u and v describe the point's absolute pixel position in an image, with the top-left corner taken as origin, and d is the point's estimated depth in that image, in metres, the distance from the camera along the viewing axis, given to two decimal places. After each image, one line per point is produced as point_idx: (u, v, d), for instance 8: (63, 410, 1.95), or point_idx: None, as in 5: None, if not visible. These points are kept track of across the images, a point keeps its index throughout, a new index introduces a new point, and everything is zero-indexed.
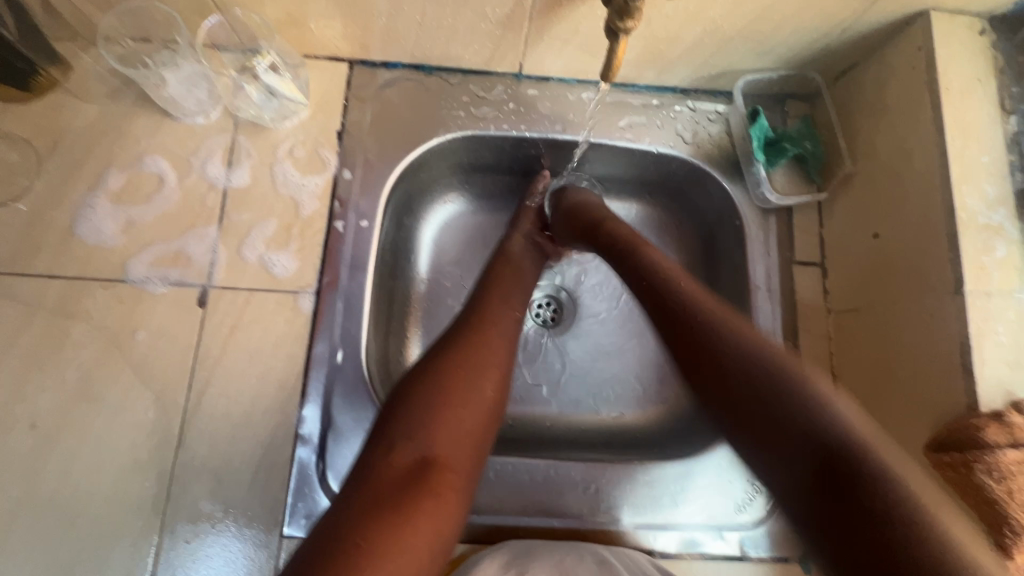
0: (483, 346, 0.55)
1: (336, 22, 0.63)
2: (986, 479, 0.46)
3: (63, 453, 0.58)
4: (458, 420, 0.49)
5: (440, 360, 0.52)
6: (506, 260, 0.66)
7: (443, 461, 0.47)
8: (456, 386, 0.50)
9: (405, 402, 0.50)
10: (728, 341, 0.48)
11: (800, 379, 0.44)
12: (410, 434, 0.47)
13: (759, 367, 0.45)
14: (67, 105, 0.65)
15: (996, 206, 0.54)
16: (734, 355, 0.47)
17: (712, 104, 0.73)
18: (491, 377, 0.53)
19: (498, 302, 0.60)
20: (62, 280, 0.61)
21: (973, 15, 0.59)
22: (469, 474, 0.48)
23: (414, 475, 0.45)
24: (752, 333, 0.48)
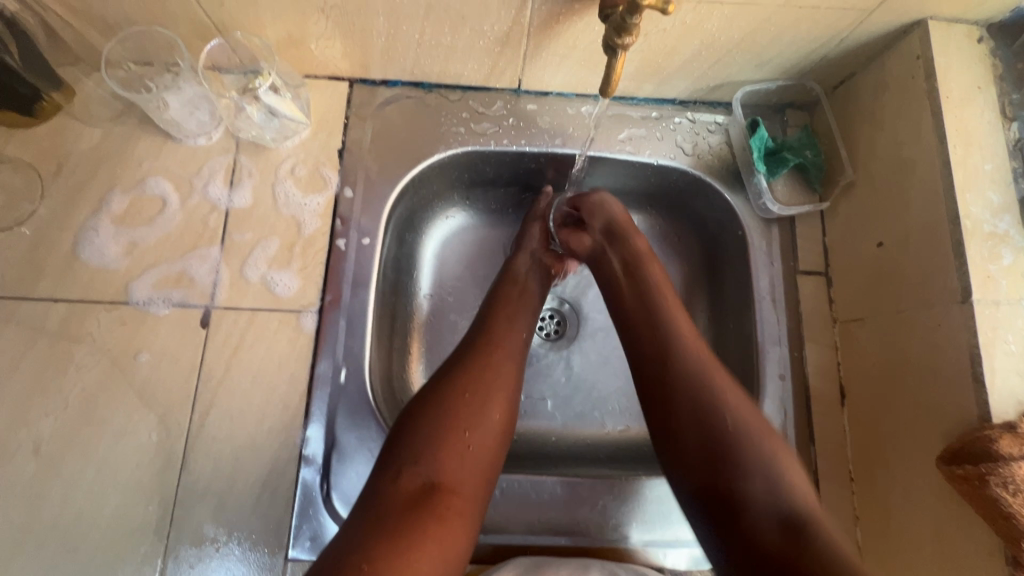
0: (489, 368, 0.54)
1: (335, 42, 0.64)
2: (1001, 492, 0.46)
3: (66, 477, 0.58)
4: (464, 444, 0.49)
5: (446, 381, 0.52)
6: (512, 278, 0.66)
7: (448, 485, 0.46)
8: (463, 409, 0.50)
9: (412, 425, 0.49)
10: (721, 403, 0.52)
11: (766, 455, 0.50)
12: (416, 458, 0.47)
13: (743, 439, 0.50)
14: (70, 129, 0.66)
15: (1002, 214, 0.54)
16: (726, 418, 0.51)
17: (711, 115, 0.73)
18: (498, 400, 0.52)
19: (502, 320, 0.60)
20: (65, 304, 0.61)
21: (971, 23, 0.59)
22: (474, 496, 0.48)
23: (420, 501, 0.44)
24: (738, 397, 0.53)
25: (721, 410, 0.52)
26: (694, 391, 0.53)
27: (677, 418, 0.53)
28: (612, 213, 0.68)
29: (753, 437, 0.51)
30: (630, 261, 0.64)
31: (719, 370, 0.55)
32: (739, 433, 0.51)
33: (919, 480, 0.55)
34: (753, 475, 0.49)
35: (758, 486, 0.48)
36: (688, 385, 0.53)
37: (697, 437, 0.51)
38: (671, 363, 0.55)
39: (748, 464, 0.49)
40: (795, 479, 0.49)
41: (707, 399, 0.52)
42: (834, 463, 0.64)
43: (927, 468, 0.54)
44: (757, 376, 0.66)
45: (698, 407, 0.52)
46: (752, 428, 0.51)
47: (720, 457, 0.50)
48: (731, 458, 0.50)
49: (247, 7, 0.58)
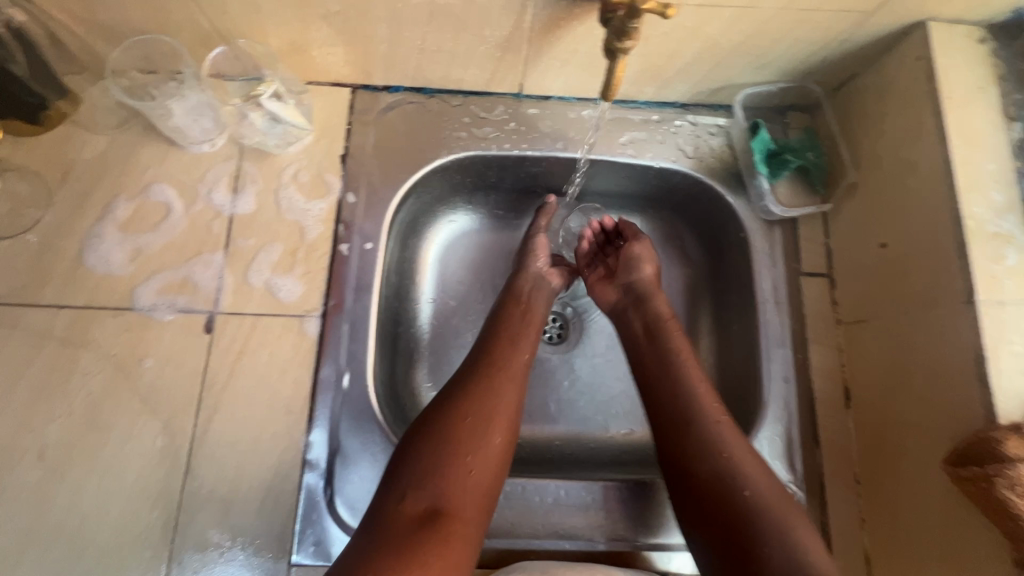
0: (492, 393, 0.54)
1: (337, 49, 0.64)
2: (1008, 494, 0.45)
3: (71, 483, 0.58)
4: (467, 469, 0.49)
5: (450, 403, 0.52)
6: (515, 299, 0.66)
7: (450, 510, 0.46)
8: (466, 434, 0.50)
9: (415, 448, 0.50)
10: (745, 472, 0.50)
11: (785, 525, 0.47)
12: (419, 483, 0.47)
13: (765, 510, 0.48)
14: (76, 137, 0.66)
15: (1005, 214, 0.53)
16: (747, 486, 0.49)
17: (712, 118, 0.73)
18: (500, 425, 0.52)
19: (504, 340, 0.60)
20: (71, 310, 0.62)
21: (971, 24, 0.59)
22: (476, 521, 0.48)
23: (422, 527, 0.45)
24: (759, 466, 0.51)
25: (740, 476, 0.50)
26: (714, 455, 0.52)
27: (700, 479, 0.51)
28: (644, 273, 0.68)
29: (774, 507, 0.48)
30: (652, 322, 0.63)
31: (736, 434, 0.53)
32: (760, 503, 0.48)
33: (925, 483, 0.55)
34: (772, 543, 0.46)
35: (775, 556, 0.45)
36: (707, 449, 0.52)
37: (715, 504, 0.50)
38: (692, 426, 0.54)
39: (768, 533, 0.47)
40: (815, 554, 0.46)
41: (726, 463, 0.51)
42: (839, 465, 0.63)
43: (933, 470, 0.54)
44: (761, 379, 0.66)
45: (718, 473, 0.51)
46: (772, 496, 0.49)
47: (740, 526, 0.48)
48: (751, 526, 0.48)
49: (250, 14, 0.58)
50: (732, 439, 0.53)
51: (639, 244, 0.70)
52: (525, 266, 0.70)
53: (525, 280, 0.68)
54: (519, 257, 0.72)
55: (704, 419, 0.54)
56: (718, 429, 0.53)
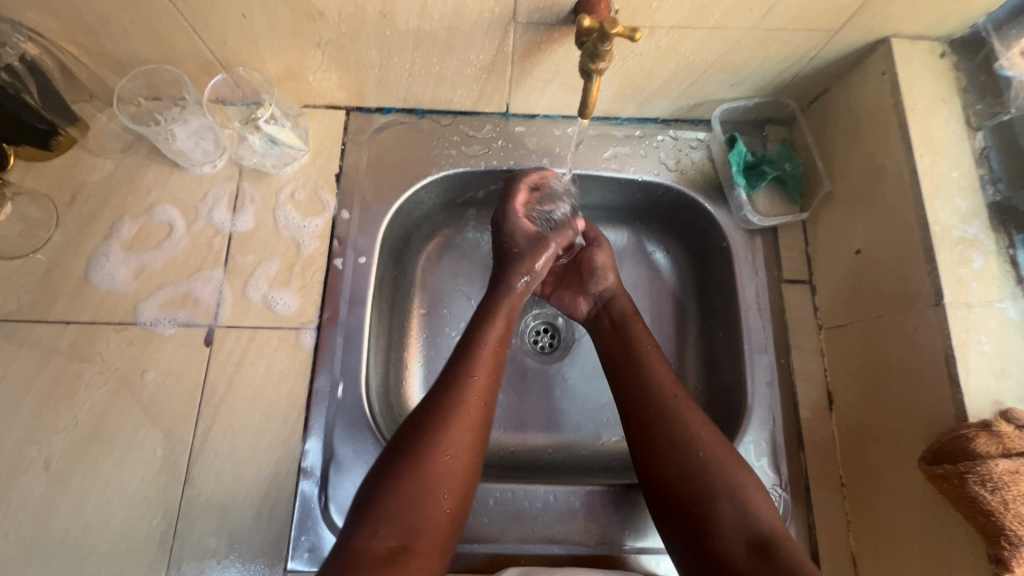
0: (465, 424, 0.54)
1: (331, 74, 0.68)
2: (980, 490, 0.46)
3: (74, 493, 0.60)
4: (441, 507, 0.51)
5: (427, 440, 0.52)
6: (494, 316, 0.63)
7: (419, 547, 0.48)
8: (441, 472, 0.51)
9: (388, 480, 0.50)
10: (698, 437, 0.55)
11: (730, 473, 0.53)
12: (391, 520, 0.48)
13: (715, 467, 0.54)
14: (84, 161, 0.70)
15: (970, 219, 0.56)
16: (701, 447, 0.55)
17: (693, 133, 0.76)
18: (469, 455, 0.54)
19: (481, 368, 0.58)
20: (76, 325, 0.64)
21: (932, 40, 0.61)
22: (443, 547, 0.50)
23: (392, 564, 0.46)
24: (710, 428, 0.56)
25: (695, 439, 0.55)
26: (674, 439, 0.56)
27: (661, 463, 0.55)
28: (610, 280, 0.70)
29: (725, 461, 0.54)
30: (620, 318, 0.67)
31: (688, 403, 0.58)
32: (709, 461, 0.54)
33: (904, 482, 0.56)
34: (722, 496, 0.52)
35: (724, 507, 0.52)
36: (670, 432, 0.56)
37: (679, 479, 0.54)
38: (658, 420, 0.57)
39: (723, 489, 0.52)
40: (758, 499, 0.52)
41: (684, 434, 0.56)
42: (824, 468, 0.64)
43: (910, 469, 0.55)
44: (745, 384, 0.67)
45: (677, 445, 0.55)
46: (722, 451, 0.55)
47: (697, 487, 0.53)
48: (704, 486, 0.53)
49: (249, 44, 0.62)
50: (685, 410, 0.58)
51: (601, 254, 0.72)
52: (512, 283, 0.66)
53: (512, 299, 0.65)
54: (505, 269, 0.67)
55: (662, 404, 0.58)
56: (675, 402, 0.58)
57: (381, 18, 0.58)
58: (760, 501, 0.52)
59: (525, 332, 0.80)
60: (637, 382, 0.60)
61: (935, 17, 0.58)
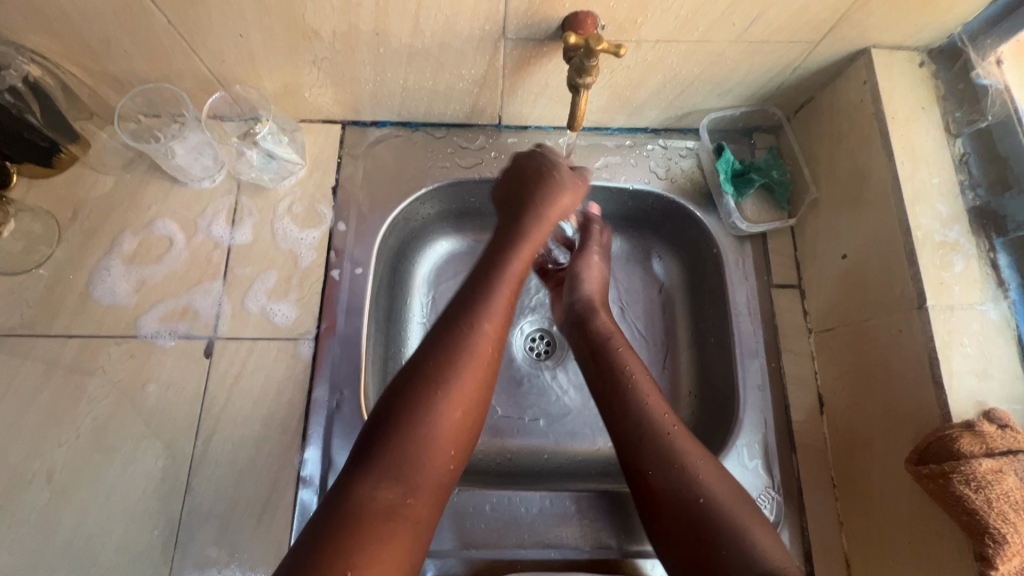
0: (474, 379, 0.52)
1: (327, 90, 0.69)
2: (965, 490, 0.47)
3: (77, 504, 0.61)
4: (445, 464, 0.50)
5: (439, 395, 0.50)
6: (509, 260, 0.59)
7: (421, 498, 0.48)
8: (450, 427, 0.50)
9: (393, 431, 0.48)
10: (698, 481, 0.53)
11: (734, 522, 0.50)
12: (398, 475, 0.47)
13: (719, 514, 0.51)
14: (85, 178, 0.71)
15: (951, 223, 0.57)
16: (702, 493, 0.52)
17: (682, 141, 0.78)
18: (473, 406, 0.52)
19: (495, 317, 0.55)
20: (79, 339, 0.65)
21: (911, 49, 0.63)
22: (442, 495, 0.50)
23: (395, 517, 0.46)
24: (711, 472, 0.54)
25: (694, 483, 0.53)
26: (672, 478, 0.54)
27: (660, 488, 0.54)
28: (588, 292, 0.71)
29: (728, 506, 0.52)
30: (599, 344, 0.66)
31: (688, 442, 0.57)
32: (712, 508, 0.51)
33: (892, 482, 0.57)
34: (728, 547, 0.49)
35: (732, 557, 0.48)
36: (663, 464, 0.55)
37: (681, 518, 0.52)
38: (652, 442, 0.56)
39: (727, 534, 0.49)
40: (767, 546, 0.49)
41: (682, 472, 0.54)
42: (816, 470, 0.65)
43: (898, 469, 0.56)
44: (738, 388, 0.68)
45: (675, 484, 0.53)
46: (721, 499, 0.52)
47: (698, 533, 0.51)
48: (708, 531, 0.50)
49: (246, 62, 0.63)
50: (682, 446, 0.56)
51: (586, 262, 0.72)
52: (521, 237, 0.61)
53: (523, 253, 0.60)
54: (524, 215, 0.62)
55: (658, 438, 0.56)
56: (671, 439, 0.56)
57: (374, 36, 0.60)
58: (769, 549, 0.48)
59: (520, 340, 0.81)
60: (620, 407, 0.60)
61: (912, 27, 0.60)
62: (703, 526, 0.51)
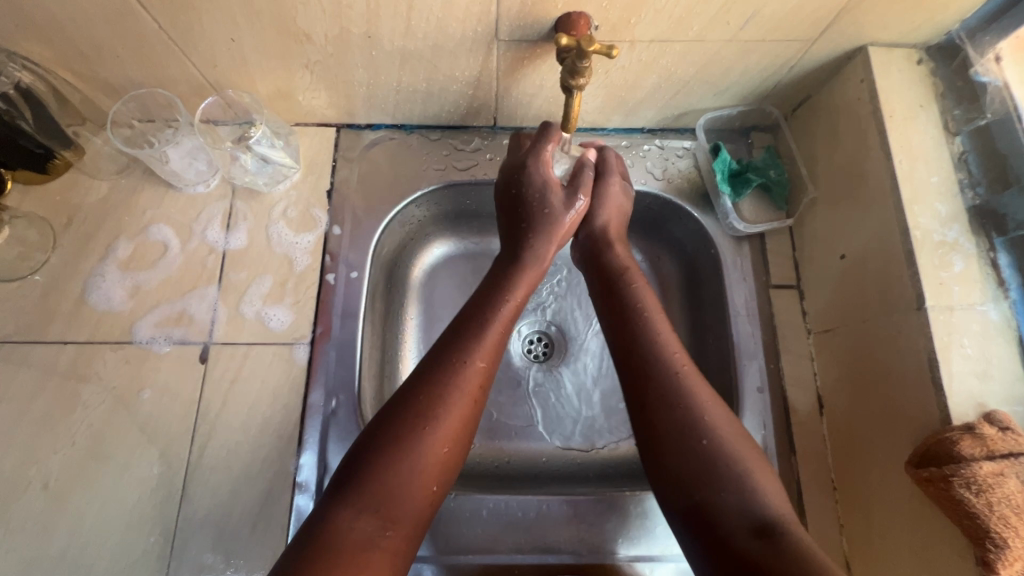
0: (460, 413, 0.52)
1: (321, 93, 0.69)
2: (965, 493, 0.47)
3: (73, 511, 0.61)
4: (425, 495, 0.49)
5: (428, 428, 0.50)
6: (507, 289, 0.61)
7: (398, 532, 0.47)
8: (434, 461, 0.50)
9: (379, 462, 0.48)
10: (704, 420, 0.52)
11: (734, 463, 0.49)
12: (377, 507, 0.47)
13: (722, 454, 0.50)
14: (80, 184, 0.71)
15: (950, 223, 0.57)
16: (706, 434, 0.51)
17: (679, 141, 0.77)
18: (458, 439, 0.52)
19: (487, 351, 0.56)
20: (74, 346, 0.65)
21: (909, 47, 0.63)
22: (420, 527, 0.49)
23: (369, 551, 0.45)
24: (719, 414, 0.52)
25: (700, 423, 0.51)
26: (677, 419, 0.52)
27: (662, 426, 0.52)
28: (599, 221, 0.68)
29: (733, 447, 0.50)
30: (614, 277, 0.64)
31: (698, 381, 0.55)
32: (715, 448, 0.50)
33: (892, 485, 0.56)
34: (725, 485, 0.48)
35: (727, 498, 0.48)
36: (669, 404, 0.53)
37: (681, 459, 0.50)
38: (658, 378, 0.54)
39: (726, 473, 0.49)
40: (766, 488, 0.49)
41: (688, 414, 0.52)
42: (817, 473, 0.64)
43: (898, 472, 0.56)
44: (736, 390, 0.68)
45: (680, 422, 0.52)
46: (728, 440, 0.51)
47: (698, 474, 0.49)
48: (709, 472, 0.49)
49: (239, 66, 0.63)
50: (691, 384, 0.54)
51: (603, 190, 0.68)
52: (542, 243, 0.65)
53: (540, 264, 0.64)
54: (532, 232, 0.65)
55: (667, 375, 0.54)
56: (682, 377, 0.54)
57: (366, 39, 0.60)
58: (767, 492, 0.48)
59: (518, 342, 0.79)
60: (629, 341, 0.58)
61: (910, 25, 0.59)
62: (701, 467, 0.50)
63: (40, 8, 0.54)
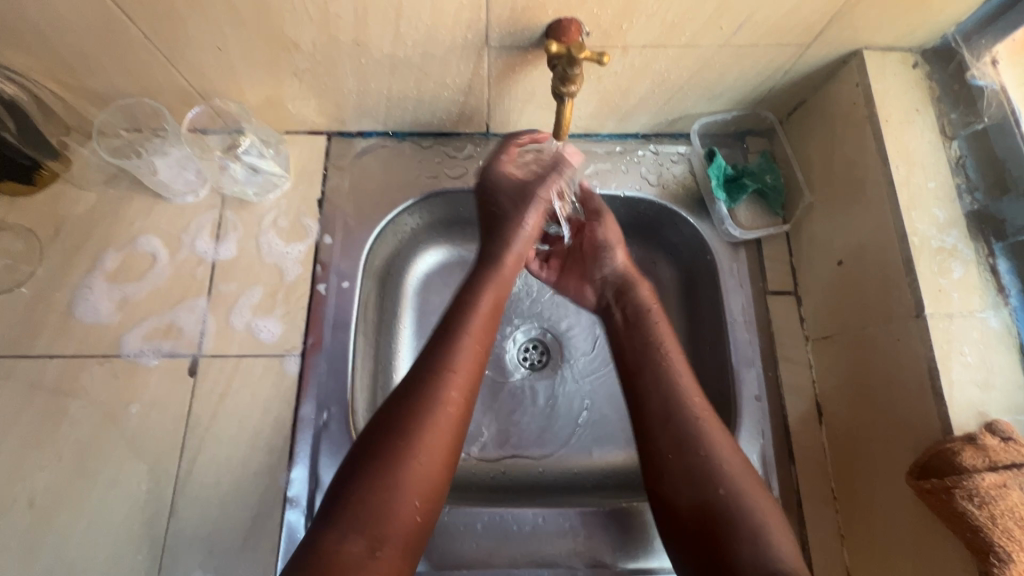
0: (440, 426, 0.51)
1: (310, 101, 0.68)
2: (968, 505, 0.46)
3: (59, 529, 0.59)
4: (413, 511, 0.48)
5: (407, 442, 0.49)
6: (479, 296, 0.59)
7: (390, 550, 0.46)
8: (417, 476, 0.49)
9: (359, 480, 0.48)
10: (722, 472, 0.52)
11: (752, 518, 0.49)
12: (362, 526, 0.46)
13: (740, 507, 0.50)
14: (66, 195, 0.70)
15: (948, 229, 0.56)
16: (723, 482, 0.51)
17: (674, 147, 0.76)
18: (441, 450, 0.50)
19: (467, 361, 0.55)
20: (61, 359, 0.64)
21: (904, 50, 0.62)
22: (414, 542, 0.49)
23: (361, 571, 0.45)
24: (738, 464, 0.52)
25: (717, 473, 0.52)
26: (693, 466, 0.52)
27: (676, 473, 0.53)
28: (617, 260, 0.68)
29: (749, 495, 0.51)
30: (635, 317, 0.63)
31: (718, 429, 0.55)
32: (733, 500, 0.50)
33: (892, 495, 0.56)
34: (740, 540, 0.48)
35: (741, 552, 0.48)
36: (685, 453, 0.53)
37: (693, 508, 0.51)
38: (675, 424, 0.55)
39: (742, 527, 0.49)
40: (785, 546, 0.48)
41: (706, 463, 0.52)
42: (817, 484, 0.63)
43: (898, 482, 0.55)
44: (734, 399, 0.66)
45: (696, 471, 0.52)
46: (743, 483, 0.51)
47: (714, 528, 0.49)
48: (723, 525, 0.49)
49: (226, 74, 0.62)
50: (711, 433, 0.54)
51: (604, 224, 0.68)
52: (507, 240, 0.62)
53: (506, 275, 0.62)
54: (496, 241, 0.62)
55: (683, 421, 0.54)
56: (700, 424, 0.54)
57: (355, 47, 0.59)
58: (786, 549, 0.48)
59: (514, 350, 0.78)
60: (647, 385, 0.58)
61: (905, 28, 0.58)
62: (715, 520, 0.50)
63: (22, 18, 0.53)
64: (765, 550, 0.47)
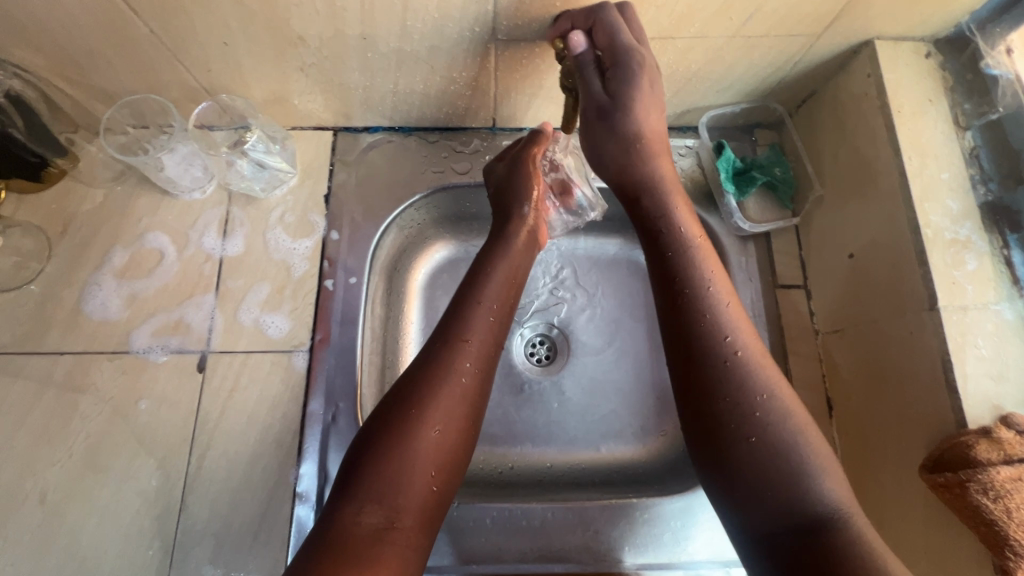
0: (454, 395, 0.51)
1: (317, 96, 0.68)
2: (982, 499, 0.45)
3: (71, 524, 0.60)
4: (428, 484, 0.48)
5: (417, 415, 0.49)
6: (489, 271, 0.60)
7: (406, 524, 0.46)
8: (429, 447, 0.48)
9: (372, 452, 0.48)
10: (755, 417, 0.47)
11: (793, 466, 0.45)
12: (379, 497, 0.46)
13: (773, 452, 0.46)
14: (75, 192, 0.70)
15: (962, 220, 0.55)
16: (757, 429, 0.47)
17: (682, 140, 0.75)
18: (453, 424, 0.50)
19: (477, 336, 0.55)
20: (70, 356, 0.64)
21: (917, 40, 0.61)
22: (430, 517, 0.48)
23: (378, 543, 0.44)
24: (777, 405, 0.48)
25: (749, 419, 0.47)
26: (716, 408, 0.48)
27: (699, 409, 0.49)
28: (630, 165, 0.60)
29: (788, 442, 0.46)
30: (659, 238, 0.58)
31: (758, 368, 0.49)
32: (766, 446, 0.46)
33: (904, 488, 0.55)
34: (778, 487, 0.45)
35: (777, 497, 0.45)
36: (713, 394, 0.49)
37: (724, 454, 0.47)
38: (699, 361, 0.50)
39: (779, 474, 0.45)
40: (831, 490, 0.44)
41: (737, 406, 0.48)
42: None
43: (911, 476, 0.54)
44: None
45: (726, 415, 0.48)
46: (782, 430, 0.47)
47: (745, 473, 0.46)
48: (753, 473, 0.46)
49: (233, 70, 0.62)
50: (745, 374, 0.49)
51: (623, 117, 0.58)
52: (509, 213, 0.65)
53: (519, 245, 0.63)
54: (503, 216, 0.66)
55: (709, 357, 0.50)
56: (732, 365, 0.49)
57: (361, 41, 0.58)
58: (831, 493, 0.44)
59: (521, 345, 0.78)
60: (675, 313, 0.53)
61: (918, 18, 0.58)
62: (749, 469, 0.46)
63: (28, 14, 0.53)
64: (801, 495, 0.44)
